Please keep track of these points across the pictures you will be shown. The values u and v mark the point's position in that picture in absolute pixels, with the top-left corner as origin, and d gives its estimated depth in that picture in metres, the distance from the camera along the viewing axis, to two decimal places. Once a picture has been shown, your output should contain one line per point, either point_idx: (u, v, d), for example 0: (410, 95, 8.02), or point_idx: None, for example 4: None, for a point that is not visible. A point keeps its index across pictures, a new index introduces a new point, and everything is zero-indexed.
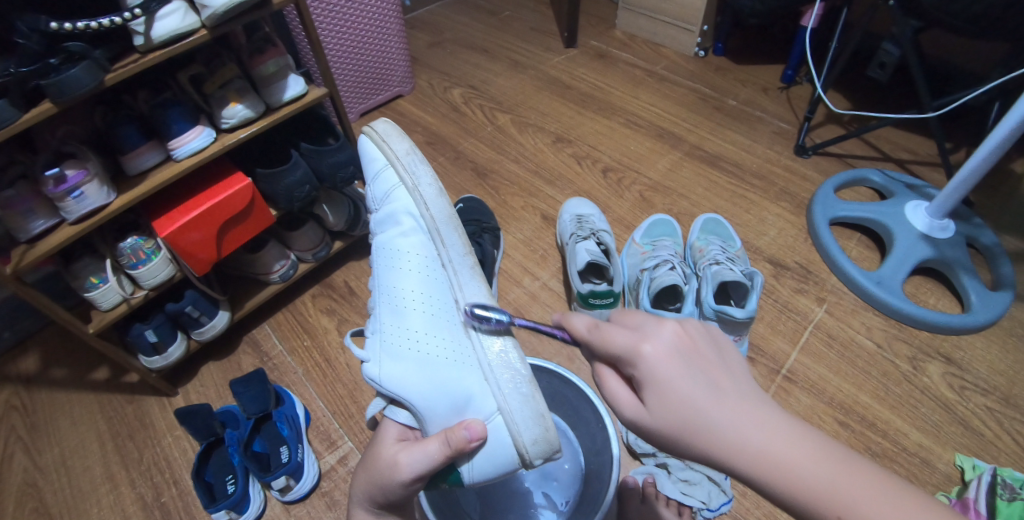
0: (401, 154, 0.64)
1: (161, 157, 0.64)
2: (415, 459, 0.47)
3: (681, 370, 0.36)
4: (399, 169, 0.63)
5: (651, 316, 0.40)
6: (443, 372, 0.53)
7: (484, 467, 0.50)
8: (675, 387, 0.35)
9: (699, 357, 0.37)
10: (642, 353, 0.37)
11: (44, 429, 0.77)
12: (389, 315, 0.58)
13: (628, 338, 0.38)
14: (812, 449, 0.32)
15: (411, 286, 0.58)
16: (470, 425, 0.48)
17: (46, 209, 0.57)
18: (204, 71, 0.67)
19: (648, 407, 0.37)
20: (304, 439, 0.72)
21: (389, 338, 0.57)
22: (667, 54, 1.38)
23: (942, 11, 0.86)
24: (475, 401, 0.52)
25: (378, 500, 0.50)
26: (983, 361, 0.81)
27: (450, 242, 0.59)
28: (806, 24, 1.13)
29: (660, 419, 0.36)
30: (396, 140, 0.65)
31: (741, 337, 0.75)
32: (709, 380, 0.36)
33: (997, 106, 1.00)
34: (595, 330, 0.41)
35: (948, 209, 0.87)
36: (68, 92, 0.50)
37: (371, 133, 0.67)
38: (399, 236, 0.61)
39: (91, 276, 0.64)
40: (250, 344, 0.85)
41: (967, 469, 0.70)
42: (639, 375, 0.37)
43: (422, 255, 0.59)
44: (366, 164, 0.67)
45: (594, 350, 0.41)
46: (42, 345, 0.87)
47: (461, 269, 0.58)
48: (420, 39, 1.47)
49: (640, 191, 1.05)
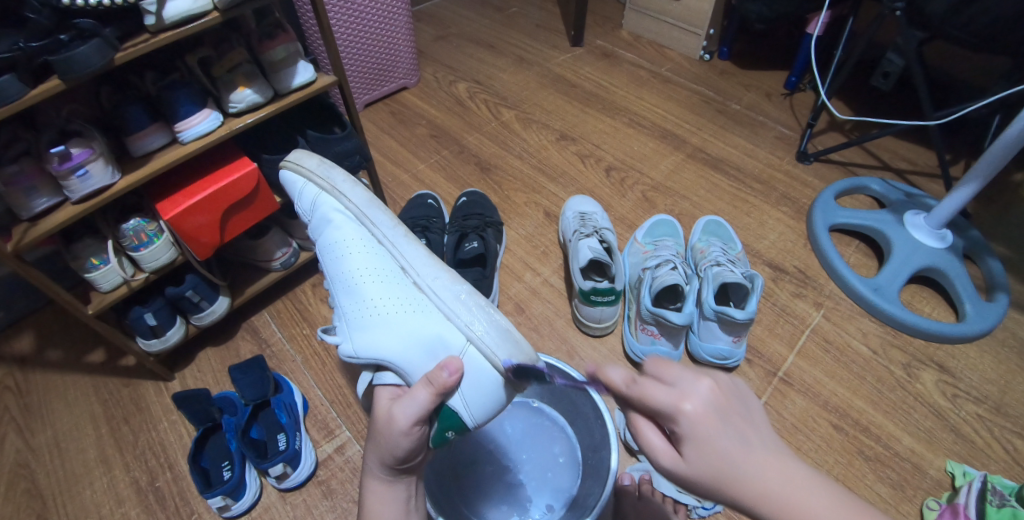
0: (340, 184, 0.65)
1: (167, 140, 0.63)
2: (404, 408, 0.46)
3: (721, 427, 0.36)
4: (351, 203, 0.63)
5: (686, 369, 0.39)
6: (409, 324, 0.53)
7: (478, 400, 0.49)
8: (716, 445, 0.35)
9: (734, 415, 0.37)
10: (683, 411, 0.36)
11: (37, 409, 0.77)
12: (349, 301, 0.59)
13: (667, 396, 0.37)
14: (841, 501, 0.33)
15: (360, 265, 0.59)
16: (446, 363, 0.48)
17: (48, 187, 0.56)
18: (212, 54, 0.66)
19: (688, 460, 0.36)
20: (302, 427, 0.72)
21: (353, 317, 0.58)
22: (672, 56, 1.38)
23: (949, 22, 0.87)
24: (444, 340, 0.51)
25: (388, 464, 0.49)
26: (977, 370, 0.82)
27: (380, 221, 0.62)
28: (812, 31, 1.13)
29: (700, 473, 0.35)
30: (309, 159, 0.67)
31: (740, 338, 0.76)
32: (746, 439, 0.36)
33: (998, 119, 1.01)
34: (629, 382, 0.39)
35: (945, 221, 0.88)
36: (76, 69, 0.49)
37: (287, 168, 0.68)
38: (334, 229, 0.62)
39: (92, 256, 0.63)
40: (248, 330, 0.85)
41: (958, 475, 0.71)
42: (681, 430, 0.36)
43: (361, 237, 0.61)
44: (304, 206, 0.66)
45: (630, 403, 0.39)
46: (38, 326, 0.86)
47: (397, 240, 0.60)
48: (426, 32, 1.47)
49: (642, 191, 1.05)
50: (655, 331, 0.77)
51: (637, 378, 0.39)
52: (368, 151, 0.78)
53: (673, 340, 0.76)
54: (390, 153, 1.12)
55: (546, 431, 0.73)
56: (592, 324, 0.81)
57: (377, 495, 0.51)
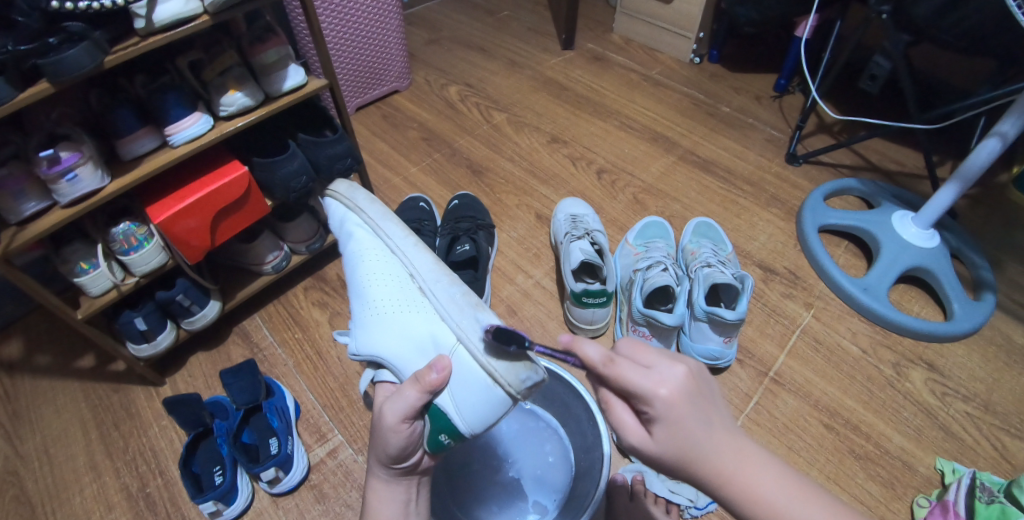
0: (362, 202, 0.67)
1: (157, 143, 0.63)
2: (390, 405, 0.46)
3: (691, 410, 0.37)
4: (366, 216, 0.65)
5: (663, 354, 0.40)
6: (406, 323, 0.54)
7: (468, 401, 0.47)
8: (683, 426, 0.37)
9: (703, 399, 0.38)
10: (660, 396, 0.37)
11: (25, 415, 0.76)
12: (356, 304, 0.60)
13: (644, 380, 0.38)
14: (787, 480, 0.37)
15: (371, 268, 0.60)
16: (436, 362, 0.48)
17: (37, 191, 0.56)
18: (203, 57, 0.66)
19: (657, 438, 0.38)
20: (294, 432, 0.72)
21: (358, 316, 0.59)
22: (662, 59, 1.39)
23: (934, 25, 0.88)
24: (436, 340, 0.52)
25: (384, 463, 0.49)
26: (964, 368, 0.83)
27: (393, 232, 0.63)
28: (801, 34, 1.14)
29: (666, 449, 0.38)
30: (350, 190, 0.69)
31: (731, 339, 0.77)
32: (711, 422, 0.38)
33: (982, 121, 1.03)
34: (606, 361, 0.40)
35: (969, 186, 0.82)
36: (65, 72, 0.49)
37: (332, 195, 0.70)
38: (354, 242, 0.64)
39: (82, 261, 0.63)
40: (240, 335, 0.85)
41: (947, 472, 0.72)
42: (653, 412, 0.38)
43: (378, 245, 0.62)
44: (335, 222, 0.69)
45: (606, 380, 0.40)
46: (27, 331, 0.85)
47: (408, 250, 0.61)
48: (418, 36, 1.47)
49: (634, 193, 1.06)
50: (646, 332, 0.78)
51: (615, 358, 0.40)
52: (360, 155, 0.77)
53: (665, 341, 0.77)
54: (382, 156, 1.12)
55: (536, 432, 0.73)
56: (584, 326, 0.82)
57: (377, 494, 0.51)
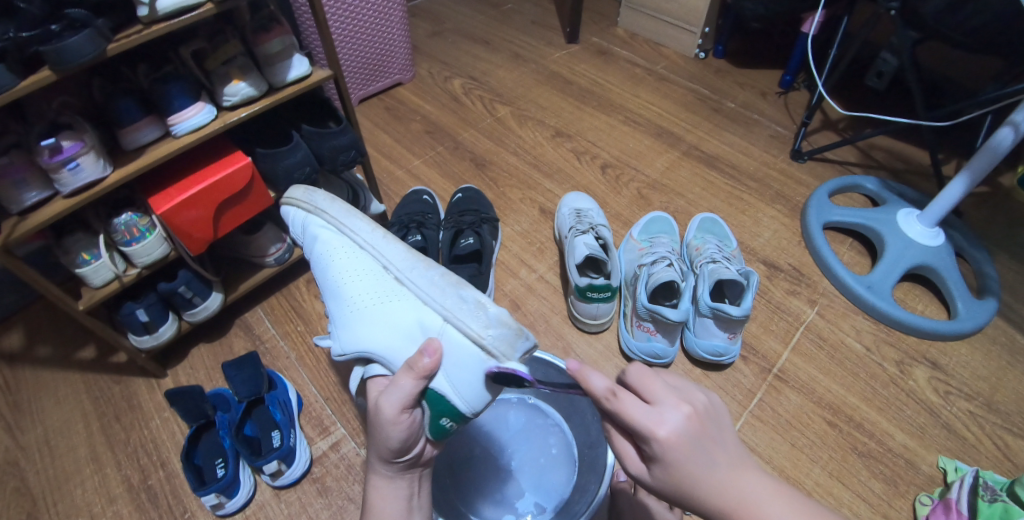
0: (322, 203, 0.66)
1: (160, 133, 0.63)
2: (387, 397, 0.46)
3: (690, 450, 0.37)
4: (328, 216, 0.64)
5: (666, 391, 0.39)
6: (391, 315, 0.54)
7: (463, 379, 0.47)
8: (682, 468, 0.37)
9: (707, 440, 0.37)
10: (657, 437, 0.37)
11: (27, 406, 0.76)
12: (335, 305, 0.59)
13: (642, 418, 0.38)
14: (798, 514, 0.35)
15: (345, 267, 0.59)
16: (425, 347, 0.47)
17: (39, 180, 0.56)
18: (206, 46, 0.66)
19: (656, 474, 0.39)
20: (296, 424, 0.71)
21: (340, 319, 0.58)
22: (667, 54, 1.39)
23: (942, 22, 0.87)
24: (423, 325, 0.51)
25: (386, 458, 0.49)
26: (968, 367, 0.83)
27: (358, 228, 0.61)
28: (807, 30, 1.14)
29: (665, 484, 0.38)
30: (316, 194, 0.67)
31: (735, 335, 0.77)
32: (713, 459, 0.37)
33: (990, 119, 1.02)
34: (609, 396, 0.40)
35: (980, 180, 0.81)
36: (68, 59, 0.49)
37: (292, 202, 0.69)
38: (320, 243, 0.63)
39: (84, 251, 0.63)
40: (242, 327, 0.84)
41: (950, 471, 0.72)
42: (652, 450, 0.38)
43: (345, 244, 0.61)
44: (297, 230, 0.68)
45: (609, 414, 0.40)
46: (27, 323, 0.85)
47: (376, 242, 0.59)
48: (421, 28, 1.46)
49: (638, 188, 1.05)
50: (651, 328, 0.77)
51: (618, 392, 0.39)
52: (364, 146, 0.77)
53: (669, 337, 0.76)
54: (385, 149, 1.12)
55: (540, 426, 0.73)
56: (588, 321, 0.81)
57: (380, 490, 0.51)
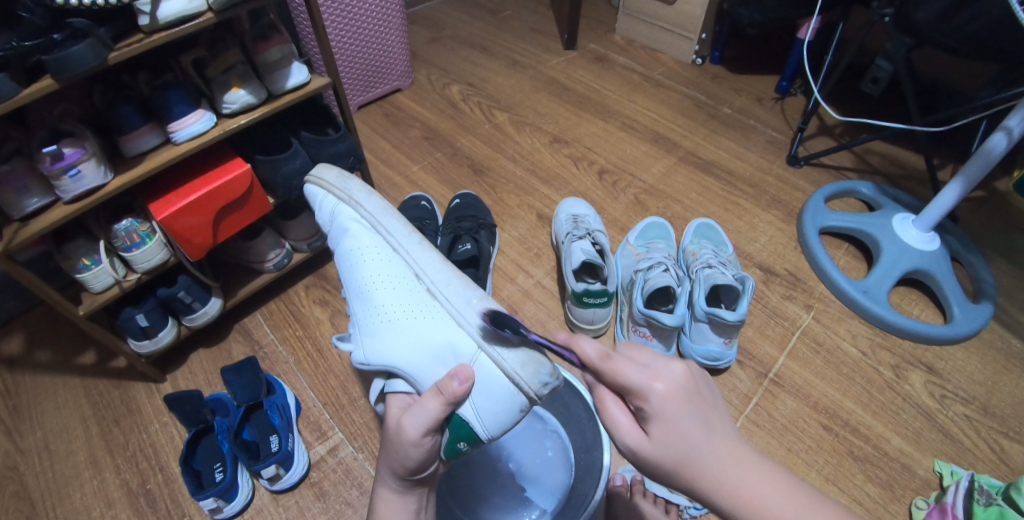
0: (357, 193, 0.66)
1: (160, 140, 0.63)
2: (412, 418, 0.46)
3: (686, 408, 0.38)
4: (362, 209, 0.64)
5: (659, 355, 0.42)
6: (421, 332, 0.53)
7: (489, 409, 0.48)
8: (678, 424, 0.38)
9: (700, 399, 0.39)
10: (654, 388, 0.38)
11: (27, 411, 0.76)
12: (361, 307, 0.59)
13: (639, 373, 0.39)
14: (784, 480, 0.35)
15: (374, 270, 0.59)
16: (456, 373, 0.48)
17: (40, 187, 0.56)
18: (206, 54, 0.67)
19: (653, 439, 0.39)
20: (295, 429, 0.72)
21: (365, 323, 0.58)
22: (664, 60, 1.40)
23: (935, 28, 0.88)
24: (454, 347, 0.51)
25: (399, 474, 0.49)
26: (964, 371, 0.83)
27: (394, 228, 0.62)
28: (803, 35, 1.15)
29: (661, 451, 0.38)
30: (348, 181, 0.67)
31: (731, 340, 0.77)
32: (708, 421, 0.38)
33: (984, 124, 1.03)
34: (602, 357, 0.41)
35: (974, 185, 0.82)
36: (70, 68, 0.49)
37: (317, 184, 0.69)
38: (349, 236, 0.63)
39: (84, 257, 0.63)
40: (241, 332, 0.85)
41: (945, 474, 0.72)
42: (648, 408, 0.39)
43: (375, 244, 0.61)
44: (325, 217, 0.67)
45: (602, 377, 0.41)
46: (27, 328, 0.85)
47: (410, 248, 0.60)
48: (420, 35, 1.48)
49: (635, 194, 1.06)
50: (646, 333, 0.78)
51: (610, 353, 0.41)
52: (362, 153, 0.77)
53: (665, 342, 0.77)
54: (384, 155, 1.12)
55: (538, 430, 0.73)
56: (584, 326, 0.82)
57: (388, 503, 0.51)
